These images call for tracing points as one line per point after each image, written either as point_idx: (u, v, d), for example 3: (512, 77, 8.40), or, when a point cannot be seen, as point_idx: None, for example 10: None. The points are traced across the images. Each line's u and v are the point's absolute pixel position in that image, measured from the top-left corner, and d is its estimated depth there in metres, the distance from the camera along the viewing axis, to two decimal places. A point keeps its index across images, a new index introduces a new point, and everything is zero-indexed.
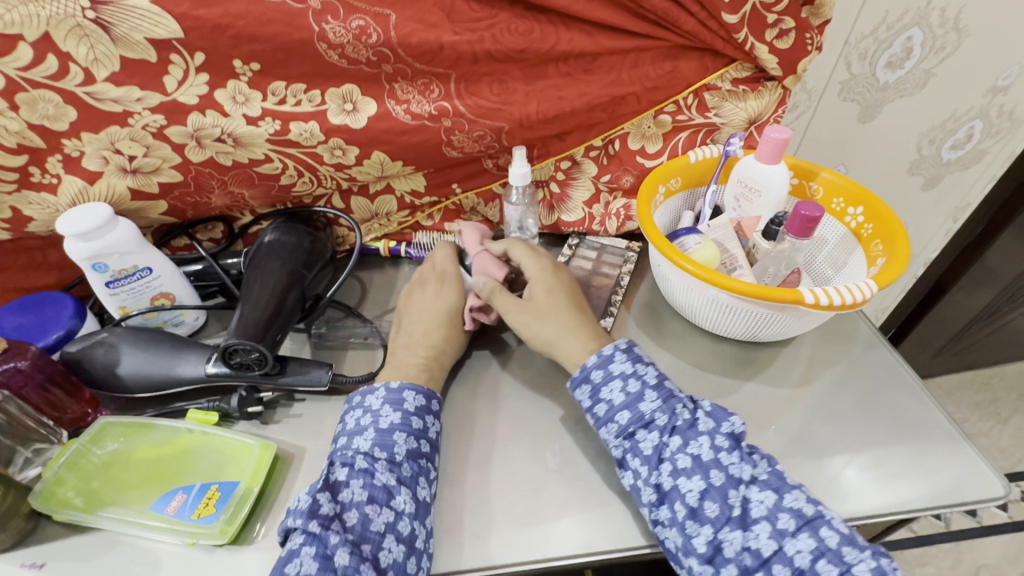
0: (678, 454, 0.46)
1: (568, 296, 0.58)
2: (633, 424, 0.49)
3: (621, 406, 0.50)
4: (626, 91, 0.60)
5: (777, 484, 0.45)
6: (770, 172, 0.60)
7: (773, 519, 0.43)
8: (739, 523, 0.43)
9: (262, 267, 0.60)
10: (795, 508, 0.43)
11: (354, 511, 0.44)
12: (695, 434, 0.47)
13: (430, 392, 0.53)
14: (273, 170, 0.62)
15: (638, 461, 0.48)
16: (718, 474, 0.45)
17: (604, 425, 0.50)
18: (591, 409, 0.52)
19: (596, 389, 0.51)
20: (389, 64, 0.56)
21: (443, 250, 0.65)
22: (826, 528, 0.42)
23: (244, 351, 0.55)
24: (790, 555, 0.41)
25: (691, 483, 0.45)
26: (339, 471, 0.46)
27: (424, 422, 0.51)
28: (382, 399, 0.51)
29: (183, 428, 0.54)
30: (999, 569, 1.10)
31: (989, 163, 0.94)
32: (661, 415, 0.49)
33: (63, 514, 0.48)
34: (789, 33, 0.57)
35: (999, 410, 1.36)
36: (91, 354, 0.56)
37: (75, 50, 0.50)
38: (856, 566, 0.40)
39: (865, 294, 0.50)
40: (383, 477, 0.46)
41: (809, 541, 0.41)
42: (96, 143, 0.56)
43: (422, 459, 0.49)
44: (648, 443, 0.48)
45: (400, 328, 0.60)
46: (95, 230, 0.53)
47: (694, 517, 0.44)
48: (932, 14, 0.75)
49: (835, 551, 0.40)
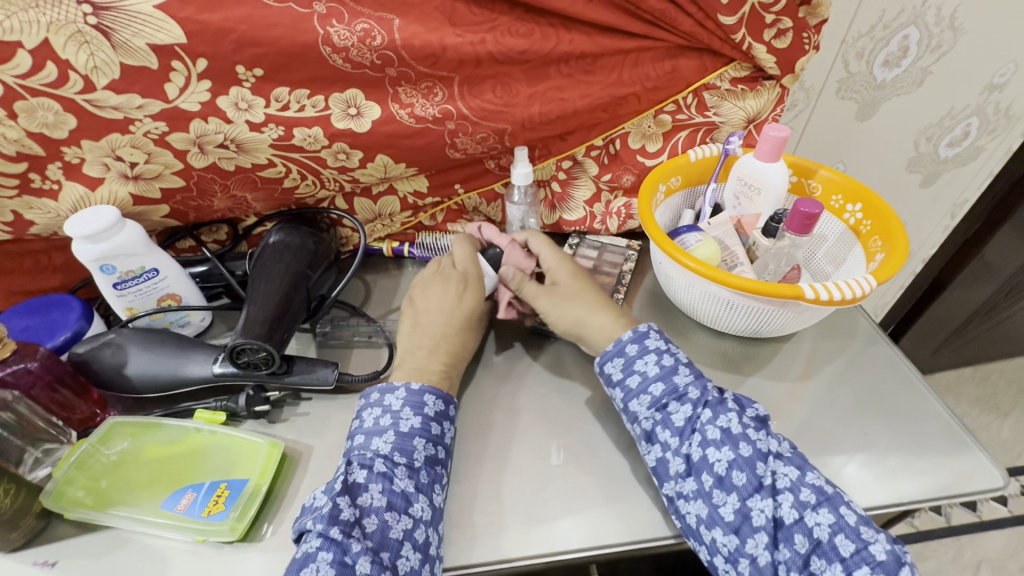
0: (708, 426, 0.47)
1: (590, 280, 0.61)
2: (666, 396, 0.50)
3: (654, 378, 0.51)
4: (626, 92, 0.61)
5: (800, 462, 0.46)
6: (768, 171, 0.60)
7: (797, 491, 0.44)
8: (768, 493, 0.44)
9: (267, 268, 0.61)
10: (817, 484, 0.44)
11: (373, 517, 0.44)
12: (724, 409, 0.48)
13: (448, 396, 0.54)
14: (276, 174, 0.63)
15: (669, 432, 0.48)
16: (748, 447, 0.46)
17: (635, 398, 0.51)
18: (621, 382, 0.52)
19: (630, 362, 0.52)
20: (393, 68, 0.56)
21: (461, 244, 0.64)
22: (845, 507, 0.43)
23: (251, 351, 0.55)
24: (810, 527, 0.42)
25: (719, 454, 0.46)
26: (358, 472, 0.46)
27: (442, 429, 0.52)
28: (403, 401, 0.51)
29: (191, 427, 0.54)
30: (1000, 562, 1.11)
31: (986, 160, 0.95)
32: (693, 389, 0.50)
33: (73, 513, 0.49)
34: (787, 33, 0.57)
35: (999, 405, 1.36)
36: (98, 356, 0.56)
37: (74, 56, 0.51)
38: (873, 545, 0.41)
39: (865, 290, 0.51)
40: (403, 483, 0.46)
41: (829, 516, 0.42)
42: (97, 151, 0.57)
43: (439, 465, 0.50)
44: (680, 415, 0.48)
45: (418, 325, 0.59)
46: (103, 231, 0.53)
47: (721, 487, 0.45)
48: (928, 13, 0.75)
49: (853, 528, 0.42)
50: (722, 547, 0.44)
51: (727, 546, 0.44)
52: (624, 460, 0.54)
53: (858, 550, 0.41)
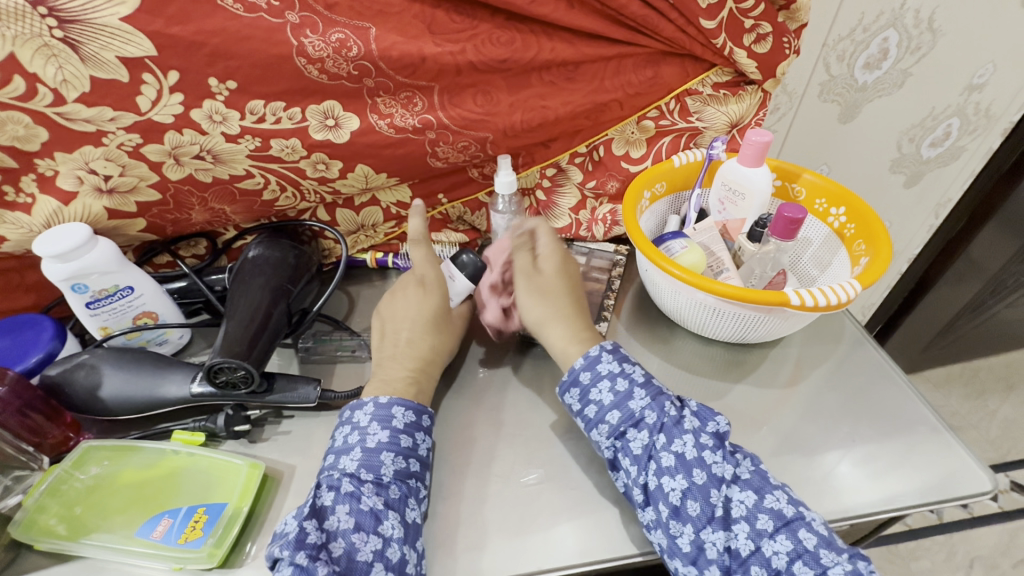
0: (664, 452, 0.47)
1: (569, 285, 0.60)
2: (623, 424, 0.49)
3: (610, 406, 0.50)
4: (608, 98, 0.61)
5: (758, 484, 0.45)
6: (753, 176, 0.60)
7: (753, 519, 0.43)
8: (721, 524, 0.43)
9: (246, 283, 0.60)
10: (775, 508, 0.43)
11: (340, 540, 0.43)
12: (679, 432, 0.47)
13: (420, 407, 0.52)
14: (254, 186, 0.61)
15: (628, 461, 0.48)
16: (702, 473, 0.45)
17: (594, 427, 0.50)
18: (580, 412, 0.52)
19: (585, 391, 0.52)
20: (370, 78, 0.56)
21: (416, 250, 0.60)
22: (805, 530, 0.42)
23: (230, 370, 0.54)
24: (767, 556, 0.42)
25: (674, 483, 0.45)
26: (325, 495, 0.46)
27: (414, 441, 0.50)
28: (371, 417, 0.50)
29: (169, 449, 0.53)
30: (991, 560, 1.11)
31: (968, 160, 0.96)
32: (650, 413, 0.49)
33: (44, 542, 0.47)
34: (767, 38, 0.57)
35: (986, 402, 1.38)
36: (71, 378, 0.54)
37: (41, 69, 0.49)
38: (832, 569, 0.40)
39: (849, 295, 0.50)
40: (370, 501, 0.45)
41: (786, 543, 0.42)
42: (71, 162, 0.55)
43: (411, 479, 0.48)
44: (638, 443, 0.48)
45: (384, 335, 0.58)
46: (73, 251, 0.52)
47: (678, 517, 0.44)
48: (907, 16, 0.76)
49: (812, 553, 0.41)
50: None
51: None
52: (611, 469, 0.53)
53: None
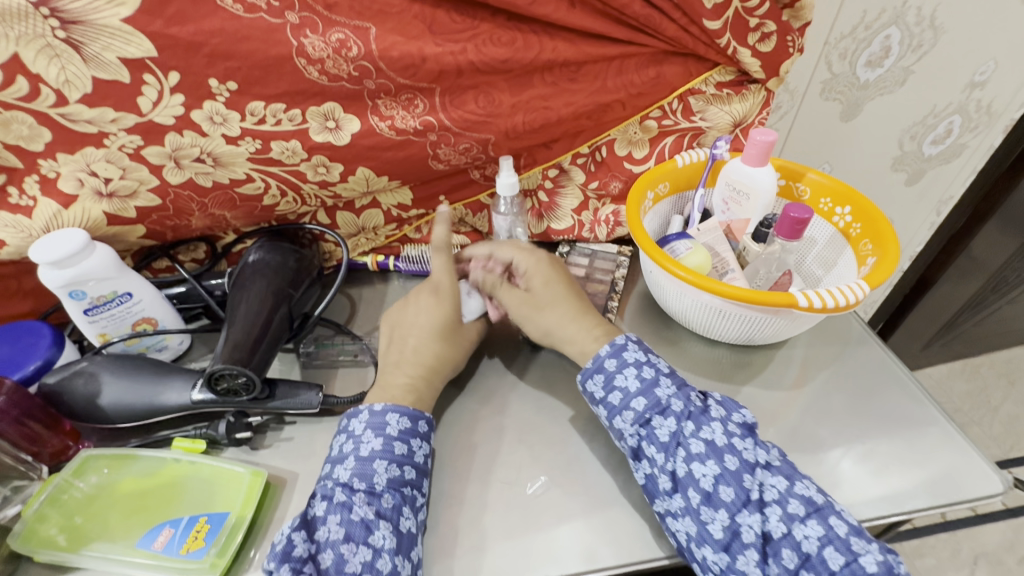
0: (693, 439, 0.46)
1: (565, 283, 0.59)
2: (649, 411, 0.48)
3: (636, 393, 0.50)
4: (610, 98, 0.60)
5: (788, 471, 0.45)
6: (757, 176, 0.59)
7: (784, 504, 0.43)
8: (756, 507, 0.43)
9: (246, 288, 0.59)
10: (805, 495, 0.43)
11: (329, 551, 0.43)
12: (708, 419, 0.47)
13: (416, 413, 0.51)
14: (255, 191, 0.60)
15: (655, 448, 0.47)
16: (733, 458, 0.45)
17: (618, 415, 0.50)
18: (604, 400, 0.51)
19: (610, 378, 0.51)
20: (371, 79, 0.55)
21: (438, 257, 0.59)
22: (835, 517, 0.42)
23: (231, 377, 0.53)
24: (798, 540, 0.41)
25: (705, 468, 0.45)
26: (320, 504, 0.45)
27: (410, 447, 0.49)
28: (365, 424, 0.50)
29: (170, 458, 0.52)
30: (996, 556, 1.11)
31: (969, 157, 0.95)
32: (677, 401, 0.48)
33: (43, 554, 0.46)
34: (771, 36, 0.57)
35: (988, 398, 1.38)
36: (70, 385, 0.54)
37: (44, 70, 0.49)
38: (863, 557, 0.40)
39: (858, 296, 0.50)
40: (361, 510, 0.45)
41: (817, 528, 0.42)
42: (72, 164, 0.55)
43: (407, 486, 0.47)
44: (664, 430, 0.47)
45: (393, 341, 0.58)
46: (69, 258, 0.51)
47: (709, 503, 0.44)
48: (909, 13, 0.76)
49: (843, 539, 0.41)
50: (714, 565, 0.43)
51: (717, 563, 0.43)
52: (618, 474, 0.53)
53: (847, 563, 0.40)
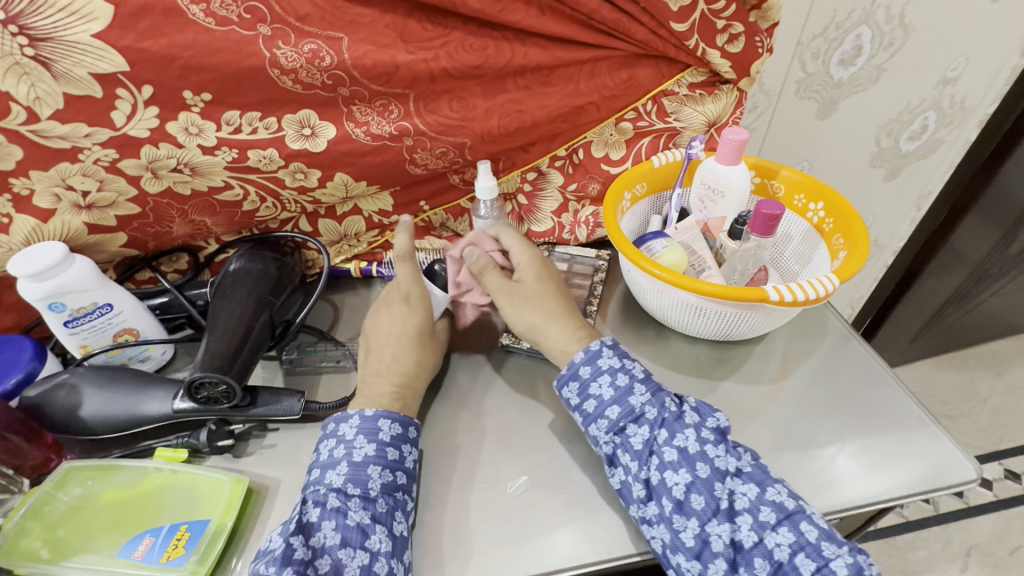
0: (666, 447, 0.47)
1: (557, 285, 0.59)
2: (623, 419, 0.49)
3: (610, 401, 0.50)
4: (584, 101, 0.61)
5: (759, 478, 0.46)
6: (730, 173, 0.60)
7: (755, 512, 0.43)
8: (726, 516, 0.43)
9: (227, 297, 0.59)
10: (777, 501, 0.44)
11: (327, 557, 0.43)
12: (681, 427, 0.48)
13: (406, 419, 0.52)
14: (234, 198, 0.61)
15: (628, 456, 0.48)
16: (705, 467, 0.45)
17: (593, 422, 0.50)
18: (579, 407, 0.52)
19: (584, 385, 0.51)
20: (345, 87, 0.56)
21: (403, 265, 0.60)
22: (805, 523, 0.43)
23: (211, 385, 0.54)
24: (769, 548, 0.42)
25: (677, 477, 0.45)
26: (312, 511, 0.45)
27: (401, 453, 0.50)
28: (356, 429, 0.50)
29: (151, 467, 0.52)
30: (987, 547, 1.12)
31: (946, 152, 0.96)
32: (650, 408, 0.49)
33: (25, 567, 0.46)
34: (739, 38, 0.58)
35: (977, 390, 1.39)
36: (51, 398, 0.54)
37: (14, 88, 0.49)
38: (833, 562, 0.41)
39: (828, 288, 0.51)
40: (357, 515, 0.45)
41: (788, 535, 0.42)
42: (46, 180, 0.55)
43: (399, 491, 0.48)
44: (638, 438, 0.48)
45: (370, 352, 0.58)
46: (48, 270, 0.51)
47: (681, 512, 0.44)
48: (878, 12, 0.77)
49: (814, 545, 0.41)
50: (687, 572, 0.43)
51: (690, 571, 0.43)
52: (599, 473, 0.53)
53: (817, 569, 0.41)
